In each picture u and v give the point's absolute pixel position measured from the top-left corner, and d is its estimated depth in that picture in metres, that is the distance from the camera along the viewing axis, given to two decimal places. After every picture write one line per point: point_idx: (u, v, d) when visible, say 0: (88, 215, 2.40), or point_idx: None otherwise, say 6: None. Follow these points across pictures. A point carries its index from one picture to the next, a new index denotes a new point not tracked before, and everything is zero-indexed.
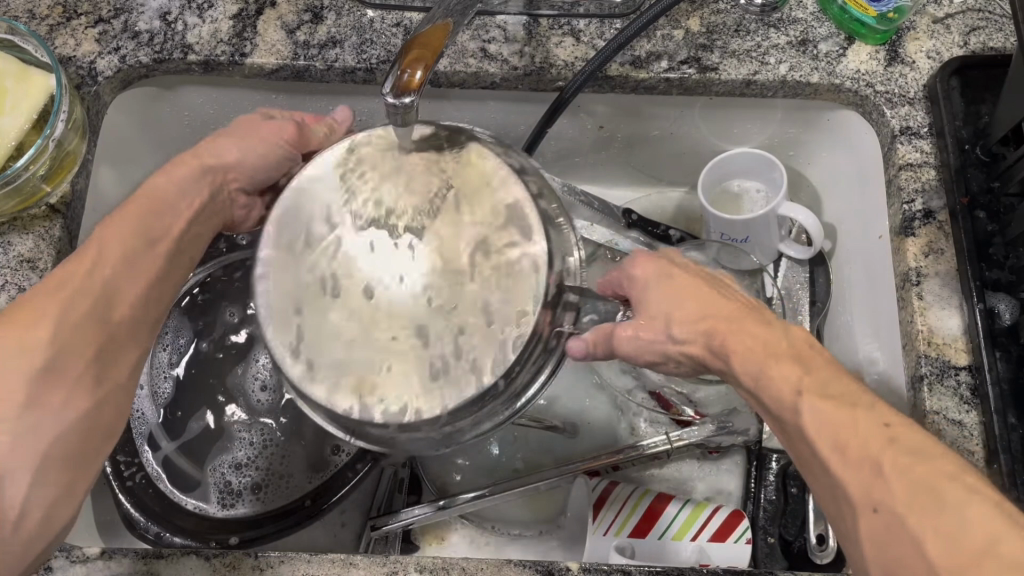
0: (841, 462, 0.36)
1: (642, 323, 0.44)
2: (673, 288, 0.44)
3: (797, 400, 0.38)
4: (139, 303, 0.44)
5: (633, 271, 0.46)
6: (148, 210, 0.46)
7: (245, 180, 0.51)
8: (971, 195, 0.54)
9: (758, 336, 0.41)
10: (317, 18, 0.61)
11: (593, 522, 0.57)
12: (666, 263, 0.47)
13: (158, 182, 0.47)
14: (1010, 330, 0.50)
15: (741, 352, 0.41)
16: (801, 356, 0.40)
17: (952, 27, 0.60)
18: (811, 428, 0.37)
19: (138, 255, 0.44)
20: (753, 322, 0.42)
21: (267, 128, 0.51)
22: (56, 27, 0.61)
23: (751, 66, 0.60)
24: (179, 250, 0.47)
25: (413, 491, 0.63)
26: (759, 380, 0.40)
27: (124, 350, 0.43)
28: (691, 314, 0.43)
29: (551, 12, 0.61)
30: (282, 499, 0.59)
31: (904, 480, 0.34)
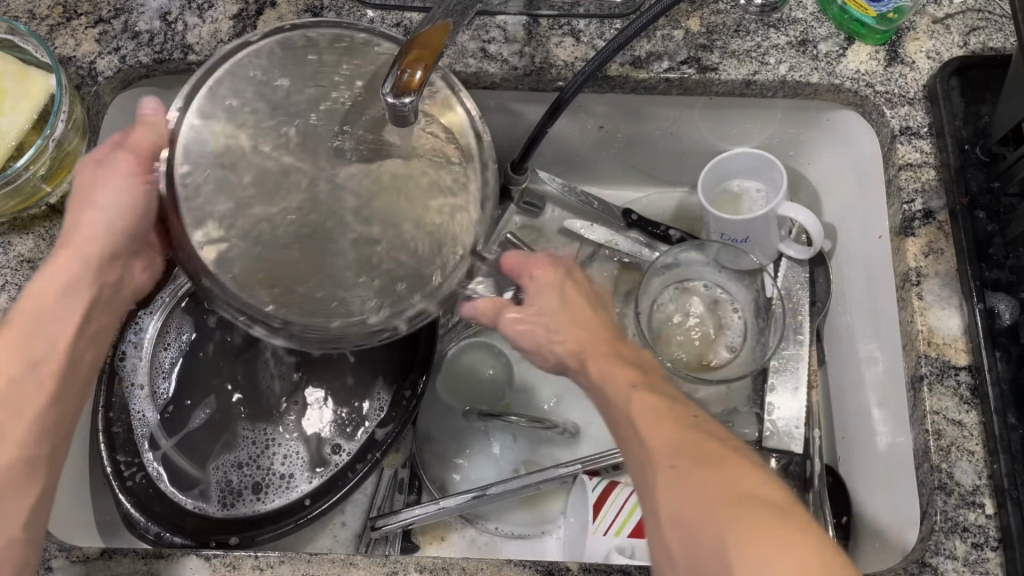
0: (655, 431, 0.39)
1: (526, 316, 0.48)
2: (562, 291, 0.49)
3: (631, 391, 0.42)
4: (34, 431, 0.42)
5: (535, 271, 0.50)
6: (32, 322, 0.43)
7: (119, 245, 0.48)
8: (970, 196, 0.54)
9: (613, 347, 0.47)
10: (317, 18, 0.61)
11: (594, 520, 0.58)
12: (566, 269, 0.51)
13: (37, 288, 0.45)
14: (1010, 330, 0.50)
15: (598, 354, 0.46)
16: (642, 367, 0.45)
17: (952, 27, 0.60)
18: (635, 409, 0.41)
19: (21, 379, 0.42)
20: (616, 342, 0.47)
21: (108, 174, 0.46)
22: (57, 27, 0.61)
23: (751, 66, 0.60)
24: (75, 361, 0.45)
25: (413, 491, 0.64)
26: (603, 376, 0.44)
27: (20, 489, 0.41)
28: (569, 321, 0.48)
29: (551, 12, 0.61)
30: (282, 499, 0.59)
31: (696, 446, 0.38)
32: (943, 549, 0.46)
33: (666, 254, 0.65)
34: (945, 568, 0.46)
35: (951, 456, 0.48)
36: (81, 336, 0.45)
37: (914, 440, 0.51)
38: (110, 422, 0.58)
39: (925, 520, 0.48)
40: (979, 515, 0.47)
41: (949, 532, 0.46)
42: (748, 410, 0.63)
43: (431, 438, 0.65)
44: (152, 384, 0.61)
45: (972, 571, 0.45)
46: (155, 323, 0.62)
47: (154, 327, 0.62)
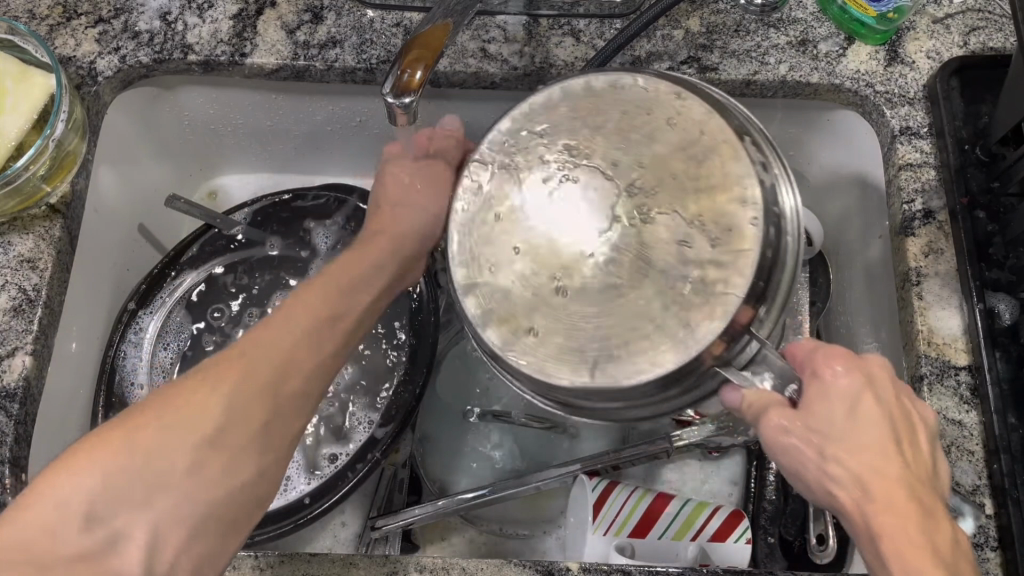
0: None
1: (803, 431, 0.38)
2: (859, 408, 0.38)
3: None
4: (298, 389, 0.41)
5: (834, 366, 0.39)
6: (329, 294, 0.44)
7: (423, 242, 0.49)
8: (970, 195, 0.54)
9: (921, 520, 0.36)
10: (317, 18, 0.62)
11: (593, 520, 0.56)
12: (869, 374, 0.39)
13: (348, 261, 0.47)
14: (1010, 330, 0.50)
15: (892, 516, 0.36)
16: (948, 560, 0.35)
17: (952, 27, 0.60)
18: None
19: (322, 330, 0.42)
20: (932, 518, 0.36)
21: (428, 177, 0.49)
22: (56, 27, 0.61)
23: (751, 66, 0.60)
24: (348, 332, 0.44)
25: (414, 491, 0.63)
26: (897, 553, 0.35)
27: (277, 441, 0.40)
28: (861, 462, 0.37)
29: (551, 12, 0.61)
30: (280, 500, 0.58)
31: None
32: None
33: None
34: None
35: (951, 456, 0.48)
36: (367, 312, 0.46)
37: None
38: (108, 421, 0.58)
39: None
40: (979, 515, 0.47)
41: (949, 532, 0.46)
42: None
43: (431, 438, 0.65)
44: (151, 385, 0.61)
45: None
46: (155, 322, 0.63)
47: (155, 330, 0.62)
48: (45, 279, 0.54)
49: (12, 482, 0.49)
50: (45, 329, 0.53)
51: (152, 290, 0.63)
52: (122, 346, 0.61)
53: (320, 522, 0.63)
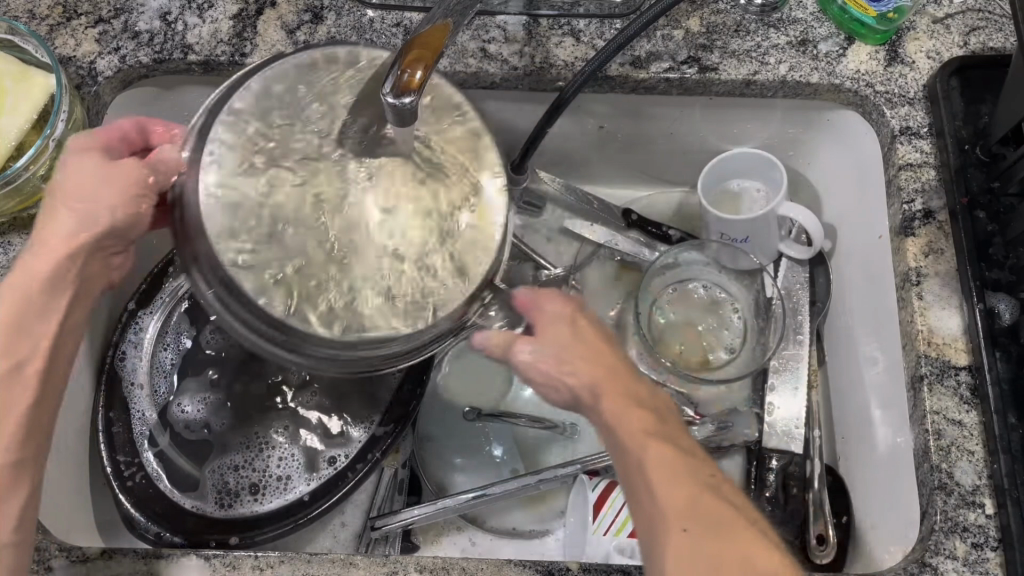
0: (671, 494, 0.38)
1: (537, 352, 0.43)
2: (570, 320, 0.44)
3: (651, 453, 0.40)
4: (12, 446, 0.41)
5: (546, 304, 0.45)
6: (4, 326, 0.42)
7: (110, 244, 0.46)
8: (971, 195, 0.54)
9: (629, 390, 0.43)
10: (317, 18, 0.62)
11: (594, 520, 0.58)
12: (577, 305, 0.46)
13: (11, 286, 0.43)
14: (1010, 330, 0.50)
15: (614, 394, 0.42)
16: (655, 413, 0.42)
17: (952, 27, 0.60)
18: (656, 470, 0.39)
19: (2, 387, 0.41)
20: (638, 389, 0.43)
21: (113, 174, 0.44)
22: (57, 27, 0.61)
23: (751, 66, 0.60)
24: (53, 354, 0.43)
25: (414, 492, 0.63)
26: (614, 418, 0.42)
27: (10, 497, 0.41)
28: (585, 356, 0.43)
29: (551, 12, 0.61)
30: (280, 500, 0.59)
31: (708, 518, 0.38)
32: (943, 549, 0.46)
33: (668, 253, 0.65)
34: (945, 568, 0.45)
35: (951, 456, 0.48)
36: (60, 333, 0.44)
37: (914, 441, 0.51)
38: (110, 422, 0.59)
39: (925, 520, 0.48)
40: (979, 515, 0.47)
41: (950, 532, 0.46)
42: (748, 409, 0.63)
43: (431, 438, 0.65)
44: (152, 384, 0.61)
45: (972, 571, 0.45)
46: (156, 324, 0.63)
47: (155, 328, 0.63)
48: None
49: None
50: None
51: (152, 290, 0.63)
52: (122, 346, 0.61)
53: (320, 523, 0.63)
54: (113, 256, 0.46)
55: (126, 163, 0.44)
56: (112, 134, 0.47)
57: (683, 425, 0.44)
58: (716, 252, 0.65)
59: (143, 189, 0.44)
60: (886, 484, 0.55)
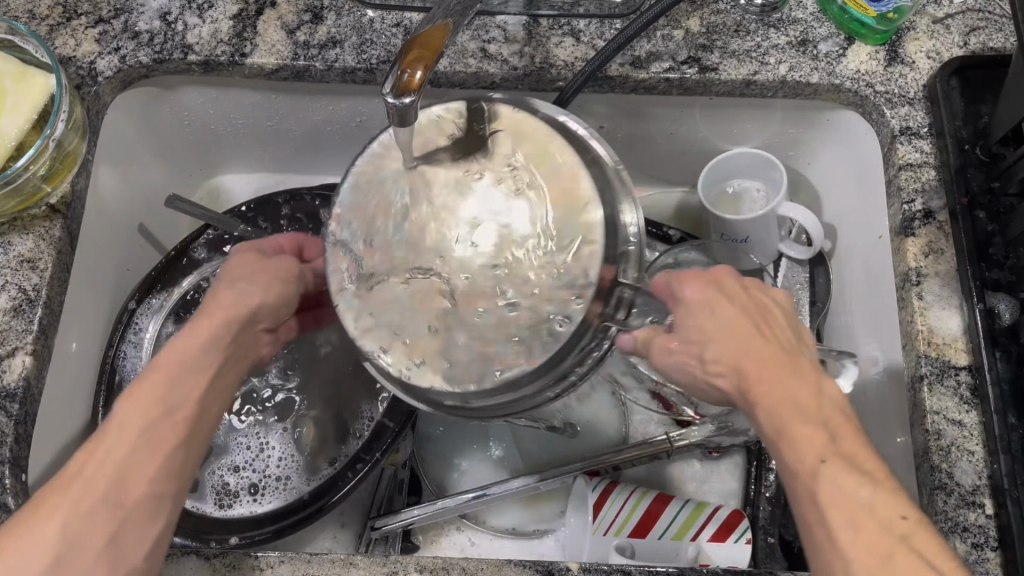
0: (848, 527, 0.35)
1: (681, 345, 0.42)
2: (715, 309, 0.42)
3: (819, 464, 0.37)
4: (157, 481, 0.40)
5: (683, 289, 0.43)
6: (172, 373, 0.43)
7: (264, 321, 0.48)
8: (971, 195, 0.54)
9: (789, 383, 0.39)
10: (317, 18, 0.62)
11: (594, 520, 0.57)
12: (718, 284, 0.43)
13: (182, 339, 0.44)
14: (1010, 330, 0.50)
15: (783, 410, 0.38)
16: (822, 418, 0.38)
17: (952, 27, 0.60)
18: (830, 496, 0.36)
19: (157, 425, 0.41)
20: (797, 383, 0.39)
21: (272, 268, 0.48)
22: (56, 27, 0.61)
23: (751, 66, 0.60)
24: (204, 410, 0.43)
25: (414, 492, 0.63)
26: (789, 437, 0.38)
27: (150, 530, 0.40)
28: (727, 348, 0.40)
29: (551, 12, 0.61)
30: (279, 500, 0.59)
31: (887, 560, 0.34)
32: None
33: (666, 254, 0.63)
34: None
35: (951, 456, 0.48)
36: (213, 389, 0.44)
37: (914, 441, 0.51)
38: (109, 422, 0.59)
39: (925, 520, 0.48)
40: (979, 515, 0.46)
41: (950, 532, 0.46)
42: None
43: (431, 438, 0.65)
44: None
45: (972, 571, 0.45)
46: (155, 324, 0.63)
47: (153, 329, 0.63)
48: (45, 279, 0.54)
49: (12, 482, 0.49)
50: (45, 329, 0.53)
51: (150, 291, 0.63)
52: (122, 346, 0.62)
53: (320, 523, 0.63)
54: (264, 333, 0.49)
55: (284, 262, 0.49)
56: (270, 243, 0.51)
57: (861, 427, 0.39)
58: (717, 251, 0.65)
59: (295, 283, 0.49)
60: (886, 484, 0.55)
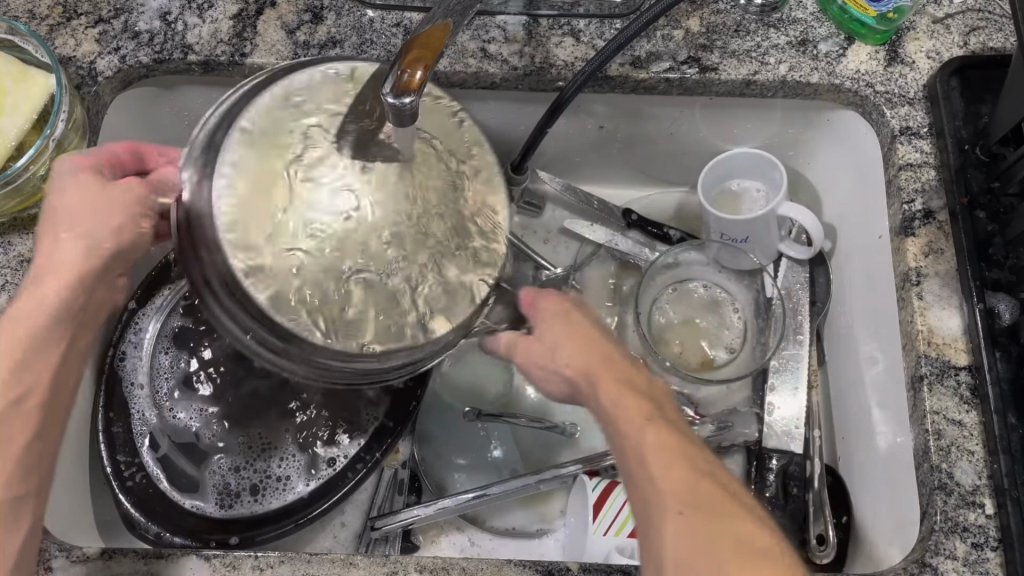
0: (661, 468, 0.37)
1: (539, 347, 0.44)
2: (569, 317, 0.45)
3: (649, 426, 0.39)
4: (8, 480, 0.41)
5: (542, 301, 0.46)
6: (9, 358, 0.41)
7: (118, 269, 0.46)
8: (971, 195, 0.54)
9: (626, 374, 0.43)
10: (317, 18, 0.62)
11: (594, 521, 0.58)
12: (574, 301, 0.47)
13: (11, 316, 0.42)
14: (1010, 330, 0.50)
15: (610, 384, 0.42)
16: (654, 401, 0.42)
17: (952, 27, 0.60)
18: (646, 448, 0.38)
19: (4, 420, 0.41)
20: (633, 374, 0.43)
21: (107, 197, 0.45)
22: (57, 27, 0.61)
23: (751, 66, 0.60)
24: (59, 384, 0.44)
25: (414, 492, 0.63)
26: (614, 406, 0.41)
27: (9, 538, 0.41)
28: (576, 346, 0.44)
29: (551, 12, 0.61)
30: (280, 500, 0.59)
31: (696, 495, 0.36)
32: (943, 549, 0.46)
33: (667, 254, 0.65)
34: (945, 568, 0.45)
35: (951, 455, 0.48)
36: (63, 365, 0.44)
37: (914, 441, 0.51)
38: (110, 422, 0.58)
39: (925, 520, 0.48)
40: (979, 515, 0.46)
41: (949, 532, 0.46)
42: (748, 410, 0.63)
43: (431, 438, 0.65)
44: (153, 384, 0.61)
45: (972, 571, 0.45)
46: (155, 324, 0.62)
47: (155, 328, 0.62)
48: None
49: None
50: None
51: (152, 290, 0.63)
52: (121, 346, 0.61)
53: (320, 522, 0.63)
54: (118, 278, 0.47)
55: (131, 188, 0.45)
56: (102, 155, 0.47)
57: (678, 413, 0.43)
58: (716, 252, 0.65)
59: (148, 211, 0.46)
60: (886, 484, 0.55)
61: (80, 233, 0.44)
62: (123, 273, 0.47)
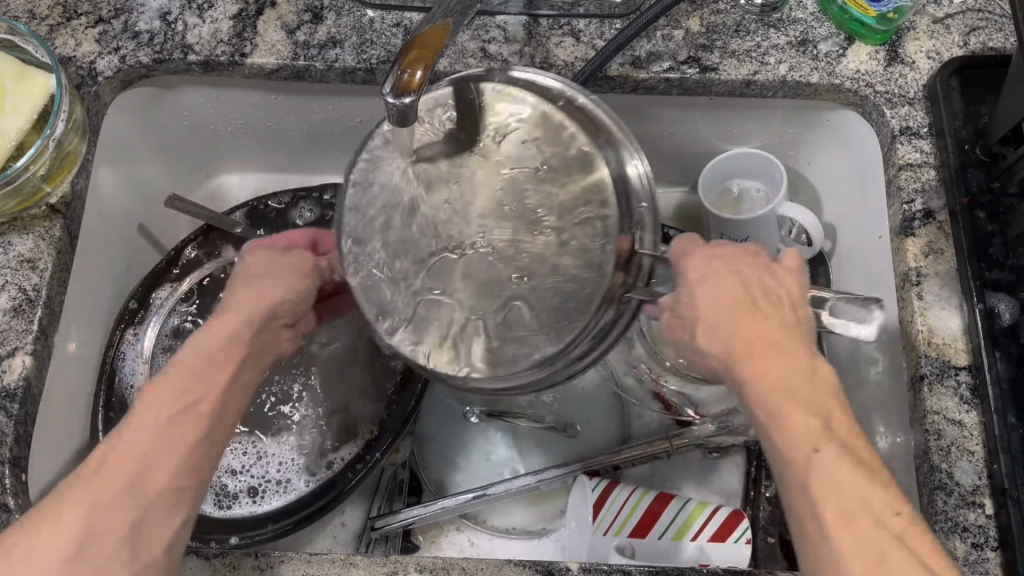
0: (837, 517, 0.35)
1: (677, 313, 0.43)
2: (725, 295, 0.41)
3: (814, 449, 0.36)
4: (180, 470, 0.39)
5: (696, 260, 0.43)
6: (194, 369, 0.41)
7: (284, 317, 0.47)
8: (970, 195, 0.54)
9: (788, 363, 0.39)
10: (317, 18, 0.62)
11: (594, 521, 0.58)
12: (725, 258, 0.44)
13: (194, 342, 0.43)
14: (1010, 330, 0.50)
15: (775, 392, 0.38)
16: (822, 409, 0.38)
17: (952, 27, 0.60)
18: (815, 483, 0.36)
19: (179, 417, 0.39)
20: (800, 362, 0.39)
21: (292, 263, 0.49)
22: (56, 27, 0.61)
23: (751, 66, 0.60)
24: (232, 403, 0.42)
25: (414, 492, 0.63)
26: (779, 419, 0.38)
27: (167, 519, 0.38)
28: (725, 323, 0.41)
29: (551, 12, 0.61)
30: (279, 502, 0.59)
31: (879, 556, 0.34)
32: (943, 549, 0.46)
33: None
34: None
35: (951, 455, 0.48)
36: (240, 382, 0.43)
37: (914, 441, 0.51)
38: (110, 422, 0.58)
39: (925, 520, 0.48)
40: (979, 515, 0.46)
41: (949, 532, 0.46)
42: None
43: (431, 437, 0.65)
44: None
45: (972, 570, 0.45)
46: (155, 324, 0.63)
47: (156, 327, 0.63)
48: (44, 279, 0.54)
49: (12, 482, 0.48)
50: (45, 329, 0.53)
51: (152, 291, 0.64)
52: (121, 346, 0.62)
53: (320, 522, 0.63)
54: (286, 328, 0.47)
55: (306, 257, 0.49)
56: (283, 241, 0.51)
57: (850, 414, 0.39)
58: None
59: (316, 277, 0.49)
60: None
61: (278, 292, 0.47)
62: (288, 324, 0.47)
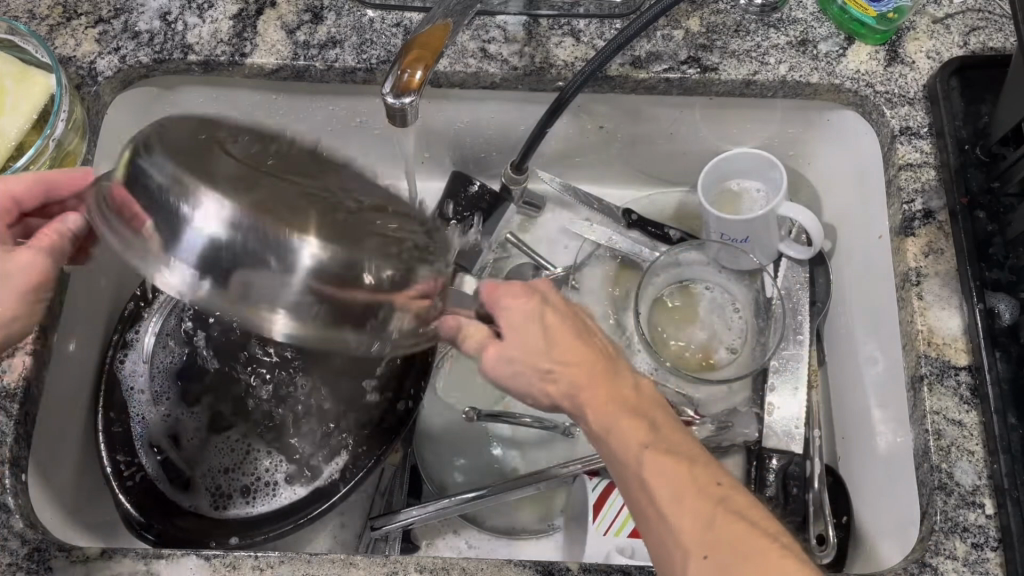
0: (672, 503, 0.39)
1: (514, 355, 0.45)
2: (543, 327, 0.45)
3: (643, 450, 0.40)
4: None
5: (506, 302, 0.46)
6: None
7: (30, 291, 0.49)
8: (970, 195, 0.54)
9: (613, 386, 0.44)
10: (317, 18, 0.62)
11: (594, 521, 0.58)
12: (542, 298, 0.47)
13: None
14: (1010, 330, 0.50)
15: (602, 409, 0.42)
16: (647, 413, 0.43)
17: (952, 27, 0.60)
18: (653, 478, 0.40)
19: None
20: (607, 385, 0.43)
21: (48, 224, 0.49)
22: (57, 27, 0.61)
23: (751, 66, 0.60)
24: None
25: (414, 493, 0.63)
26: (613, 432, 0.42)
27: None
28: (551, 356, 0.44)
29: (551, 12, 0.61)
30: (274, 503, 0.59)
31: (709, 525, 0.38)
32: (943, 549, 0.46)
33: (669, 254, 0.65)
34: (945, 568, 0.45)
35: (951, 455, 0.48)
36: None
37: (914, 441, 0.51)
38: (110, 422, 0.59)
39: (925, 520, 0.48)
40: (979, 515, 0.46)
41: (949, 532, 0.46)
42: (748, 410, 0.62)
43: (432, 438, 0.64)
44: (152, 386, 0.61)
45: (972, 570, 0.45)
46: (156, 325, 0.63)
47: (156, 326, 0.63)
48: None
49: (12, 481, 0.48)
50: (45, 329, 0.53)
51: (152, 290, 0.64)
52: (122, 347, 0.61)
53: (319, 522, 0.63)
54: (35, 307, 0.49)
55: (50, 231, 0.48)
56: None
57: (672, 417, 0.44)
58: (716, 252, 0.65)
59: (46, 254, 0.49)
60: (886, 485, 0.55)
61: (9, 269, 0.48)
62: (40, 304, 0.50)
